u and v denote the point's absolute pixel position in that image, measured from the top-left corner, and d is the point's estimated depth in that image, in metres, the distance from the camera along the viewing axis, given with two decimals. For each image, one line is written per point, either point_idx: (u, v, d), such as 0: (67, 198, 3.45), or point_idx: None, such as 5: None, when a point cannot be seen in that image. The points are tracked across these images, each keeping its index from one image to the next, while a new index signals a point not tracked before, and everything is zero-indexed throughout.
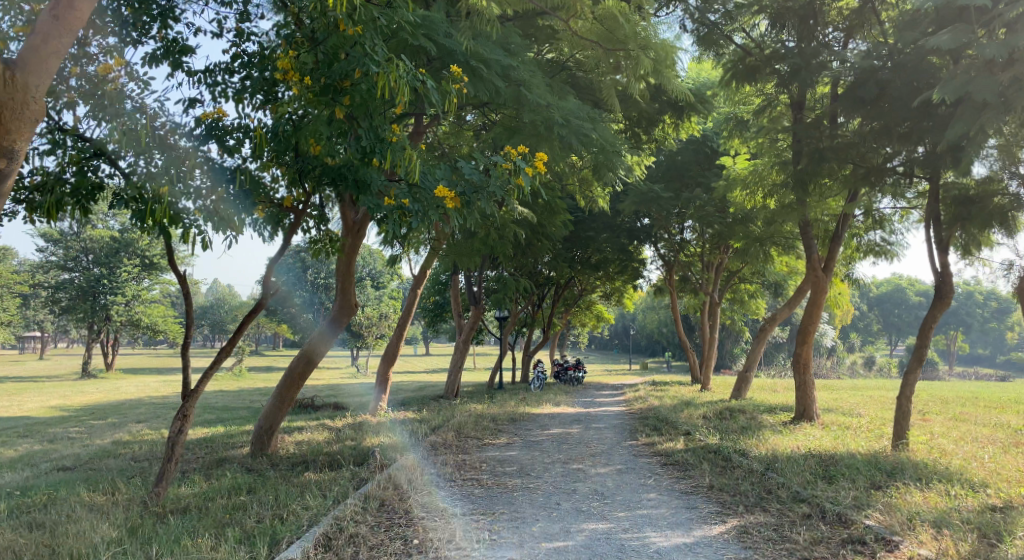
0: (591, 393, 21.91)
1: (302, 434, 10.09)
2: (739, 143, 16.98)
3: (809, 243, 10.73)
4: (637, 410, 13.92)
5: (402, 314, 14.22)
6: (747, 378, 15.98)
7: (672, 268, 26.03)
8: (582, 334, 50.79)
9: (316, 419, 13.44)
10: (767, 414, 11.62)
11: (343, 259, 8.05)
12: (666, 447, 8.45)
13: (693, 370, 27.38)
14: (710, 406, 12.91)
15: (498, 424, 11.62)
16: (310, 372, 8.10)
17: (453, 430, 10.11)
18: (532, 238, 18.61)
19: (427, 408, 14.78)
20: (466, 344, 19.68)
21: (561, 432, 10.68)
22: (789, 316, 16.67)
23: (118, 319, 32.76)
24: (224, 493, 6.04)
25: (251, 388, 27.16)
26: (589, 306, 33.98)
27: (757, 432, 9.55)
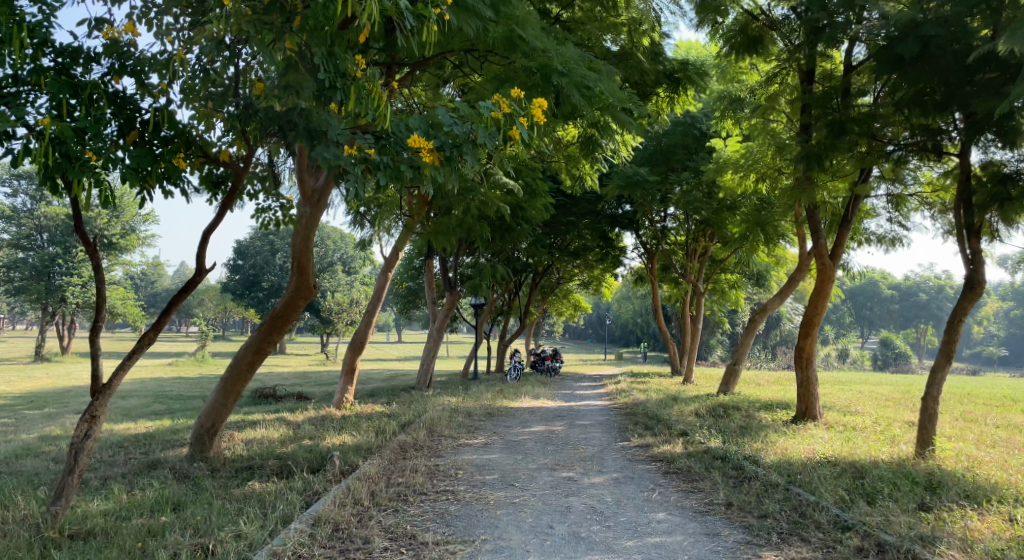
0: (569, 384, 20.99)
1: (254, 432, 8.99)
2: (731, 124, 16.12)
3: (816, 226, 9.83)
4: (622, 406, 13.04)
5: (371, 299, 13.10)
6: (736, 371, 15.16)
7: (654, 256, 25.27)
8: (558, 324, 49.91)
9: (275, 412, 12.32)
10: (765, 412, 10.78)
11: (299, 232, 6.88)
12: (664, 451, 7.56)
13: (674, 361, 26.65)
14: (703, 402, 12.06)
15: (474, 421, 10.63)
16: (259, 364, 6.95)
17: (425, 428, 9.11)
18: (512, 221, 17.57)
19: (398, 400, 13.74)
20: (441, 332, 18.64)
21: (545, 431, 9.74)
22: (780, 307, 15.86)
23: (74, 302, 31.16)
24: (145, 510, 4.99)
25: (213, 375, 25.85)
26: (566, 294, 33.08)
27: (761, 434, 8.69)
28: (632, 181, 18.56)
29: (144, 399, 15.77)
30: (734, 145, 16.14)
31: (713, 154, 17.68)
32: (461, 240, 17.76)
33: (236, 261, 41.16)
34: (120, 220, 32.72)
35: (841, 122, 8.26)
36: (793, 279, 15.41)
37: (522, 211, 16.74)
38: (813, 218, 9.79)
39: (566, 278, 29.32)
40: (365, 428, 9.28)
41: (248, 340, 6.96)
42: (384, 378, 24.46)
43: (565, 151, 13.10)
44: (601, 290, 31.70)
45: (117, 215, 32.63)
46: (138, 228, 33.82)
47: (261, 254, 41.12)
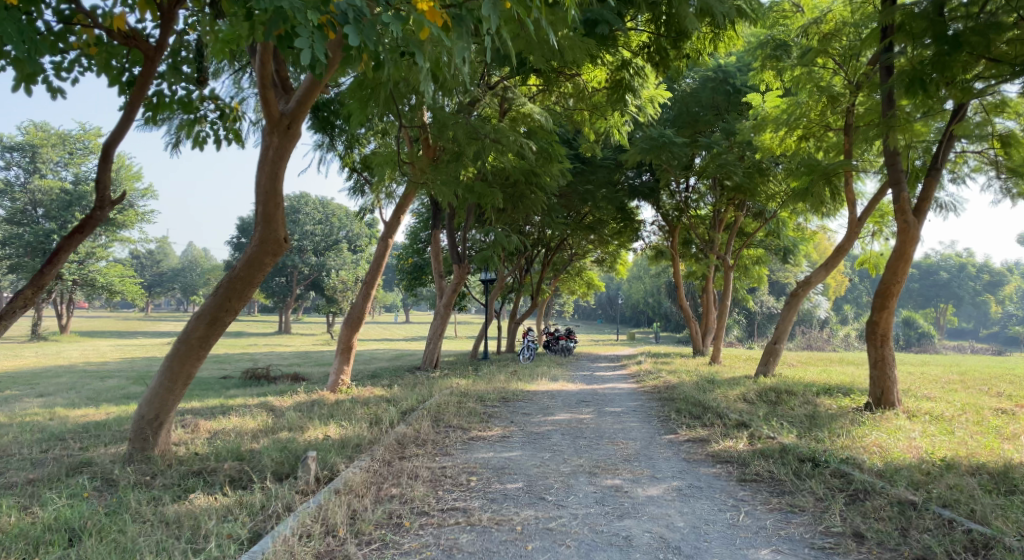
0: (588, 365, 19.42)
1: (222, 424, 7.50)
2: (772, 74, 14.51)
3: (898, 174, 8.21)
4: (654, 389, 11.52)
5: (369, 268, 11.53)
6: (778, 351, 13.60)
7: (675, 228, 23.76)
8: (568, 304, 48.09)
9: (259, 396, 10.81)
10: (827, 397, 9.21)
11: (264, 168, 5.32)
12: (729, 450, 6.03)
13: (696, 341, 25.11)
14: (750, 384, 10.52)
15: (487, 407, 9.10)
16: (216, 337, 5.41)
17: (429, 418, 7.58)
18: (525, 187, 15.88)
19: (402, 383, 12.26)
20: (449, 308, 17.13)
21: (573, 420, 8.18)
22: (825, 278, 14.23)
23: (70, 279, 30.03)
24: (21, 550, 3.52)
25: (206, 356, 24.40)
26: (579, 272, 31.50)
27: (841, 426, 7.12)
28: (657, 144, 16.90)
29: (123, 382, 14.28)
30: (773, 100, 14.58)
31: (751, 111, 15.97)
32: (471, 206, 16.11)
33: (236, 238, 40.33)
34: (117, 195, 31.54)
35: (958, 33, 6.56)
36: (841, 246, 13.77)
37: (535, 175, 15.14)
38: (897, 164, 8.15)
39: (580, 253, 27.75)
40: (356, 418, 7.75)
41: (200, 308, 5.40)
42: (389, 358, 23.05)
43: (590, 97, 11.53)
44: (616, 266, 30.11)
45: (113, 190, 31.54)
46: (135, 203, 32.57)
47: None
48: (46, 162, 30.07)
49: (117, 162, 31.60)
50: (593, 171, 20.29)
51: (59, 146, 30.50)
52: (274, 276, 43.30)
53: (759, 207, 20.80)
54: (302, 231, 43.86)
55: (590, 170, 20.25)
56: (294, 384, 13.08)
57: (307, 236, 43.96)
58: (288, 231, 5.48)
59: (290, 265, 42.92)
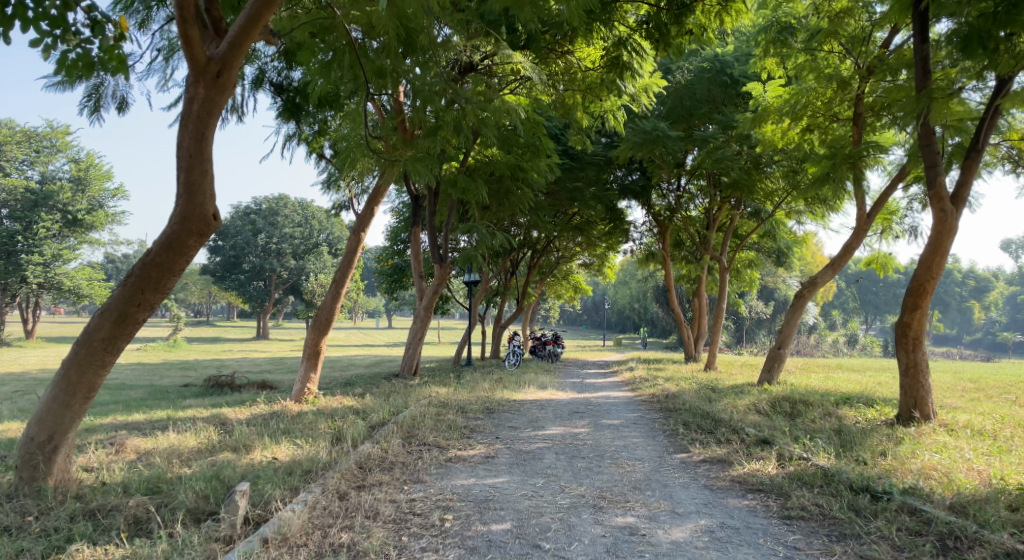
0: (576, 372, 18.36)
1: (156, 443, 6.39)
2: (774, 61, 13.67)
3: (934, 156, 7.28)
4: (652, 398, 10.52)
5: (340, 266, 10.44)
6: (781, 356, 12.72)
7: (665, 230, 22.94)
8: (554, 311, 46.93)
9: (215, 407, 9.69)
10: (849, 408, 8.24)
11: (186, 127, 4.32)
12: (756, 475, 5.03)
13: (688, 346, 24.22)
14: (760, 393, 9.53)
15: (469, 420, 8.06)
16: (127, 337, 4.37)
17: (400, 435, 6.53)
18: (511, 181, 14.74)
19: (375, 393, 11.14)
20: (430, 312, 16.05)
21: (568, 435, 7.15)
22: (829, 280, 13.30)
23: (35, 282, 28.47)
24: None
25: (173, 362, 23.12)
26: (566, 275, 30.47)
27: (877, 443, 6.17)
28: (651, 137, 16.01)
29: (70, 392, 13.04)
30: (775, 89, 13.77)
31: (750, 102, 15.09)
32: (454, 201, 15.01)
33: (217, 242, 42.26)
34: (85, 195, 30.17)
35: None
36: (848, 244, 12.91)
37: (523, 168, 14.16)
38: (933, 143, 7.21)
39: (567, 256, 26.80)
40: (316, 434, 6.68)
41: (107, 302, 4.37)
42: (367, 364, 21.93)
43: (582, 80, 10.63)
44: (604, 270, 29.15)
45: (82, 190, 30.21)
46: (106, 204, 31.19)
47: (242, 234, 41.67)
48: (11, 160, 28.75)
49: (87, 161, 30.26)
50: (582, 168, 19.10)
51: (25, 144, 29.12)
52: (252, 280, 41.93)
53: (755, 206, 19.95)
54: (280, 233, 42.52)
55: (580, 167, 19.06)
56: (259, 393, 11.95)
57: (286, 239, 42.68)
58: (218, 207, 4.46)
59: (268, 268, 41.67)
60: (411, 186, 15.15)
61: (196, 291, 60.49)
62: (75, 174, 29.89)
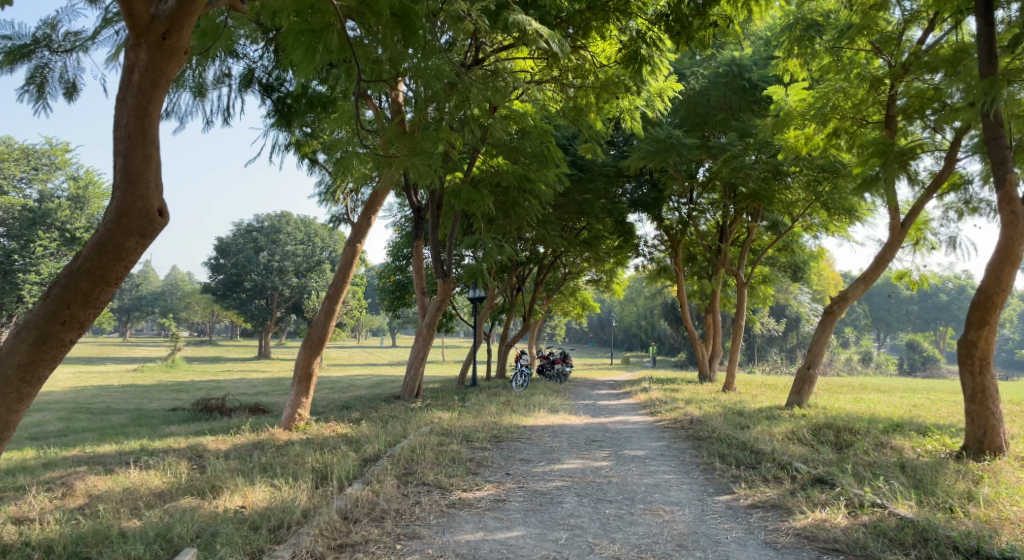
0: (587, 393, 17.48)
1: (112, 483, 5.52)
2: (797, 62, 12.96)
3: (1001, 151, 6.48)
4: (674, 424, 9.64)
5: (334, 280, 9.61)
6: (811, 377, 11.81)
7: (677, 244, 22.08)
8: (560, 329, 45.95)
9: (198, 436, 8.84)
10: (902, 438, 7.35)
11: (130, 104, 4.08)
12: (826, 527, 4.17)
13: (703, 365, 23.27)
14: (797, 420, 8.62)
15: (475, 452, 7.16)
16: (63, 346, 4.02)
17: (397, 473, 5.68)
18: (517, 194, 13.88)
19: (372, 419, 10.23)
20: (432, 330, 15.16)
21: (586, 471, 6.25)
22: (861, 294, 12.39)
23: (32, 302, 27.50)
24: None
25: (167, 384, 22.22)
26: (573, 292, 29.60)
27: (953, 482, 5.28)
28: (665, 145, 15.23)
29: (47, 418, 12.16)
30: (799, 93, 13.02)
31: (771, 107, 14.30)
32: (458, 212, 14.18)
33: (219, 260, 41.78)
34: (84, 213, 29.63)
35: None
36: (881, 256, 12.06)
37: (530, 179, 13.37)
38: (1001, 137, 6.42)
39: (574, 271, 26.00)
40: (301, 471, 5.83)
41: (38, 309, 4.00)
42: (369, 386, 21.08)
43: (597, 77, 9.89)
44: (612, 287, 28.27)
45: (80, 208, 29.74)
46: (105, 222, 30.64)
47: (244, 253, 41.54)
48: (8, 178, 28.17)
49: (85, 179, 29.74)
50: (591, 179, 18.33)
51: (23, 161, 28.58)
52: (253, 298, 41.15)
53: (773, 219, 19.09)
54: (283, 251, 41.98)
55: (589, 178, 18.27)
56: (248, 418, 11.09)
57: (288, 257, 42.04)
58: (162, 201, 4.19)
59: (269, 286, 40.97)
60: (413, 197, 14.38)
61: (197, 310, 59.71)
62: (73, 192, 29.38)
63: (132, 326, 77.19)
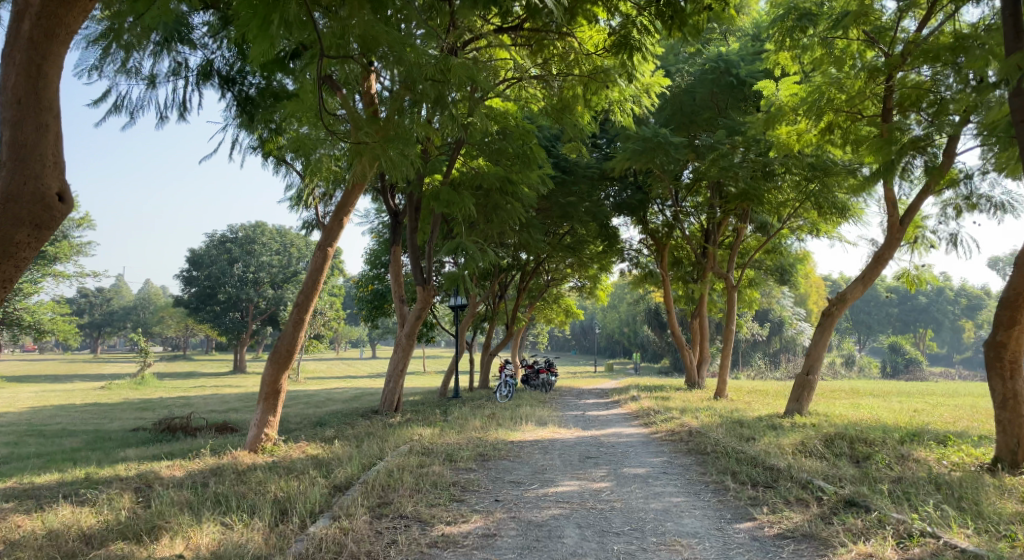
0: (574, 403, 16.82)
1: (36, 526, 4.77)
2: (788, 55, 12.45)
3: None
4: (672, 436, 8.99)
5: (303, 288, 8.87)
6: (811, 383, 11.30)
7: (663, 247, 21.48)
8: (542, 337, 45.29)
9: (154, 462, 8.03)
10: (925, 449, 6.75)
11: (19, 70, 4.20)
12: None
13: (691, 372, 22.71)
14: (806, 431, 7.99)
15: (460, 474, 6.45)
16: None
17: (371, 504, 4.99)
18: (499, 197, 13.16)
19: (347, 437, 9.45)
20: (411, 339, 14.39)
21: (585, 495, 5.57)
22: (860, 295, 11.82)
23: None
24: None
25: (134, 401, 21.21)
26: (556, 299, 28.97)
27: (999, 502, 4.69)
28: (652, 144, 14.63)
29: None
30: (789, 87, 12.49)
31: (761, 102, 13.76)
32: (437, 216, 13.44)
33: (192, 272, 40.69)
34: None
35: None
36: (879, 255, 11.56)
37: (512, 181, 12.71)
38: None
39: (558, 278, 25.37)
40: (261, 503, 5.12)
41: None
42: (346, 399, 20.23)
43: (583, 66, 9.26)
44: (596, 293, 27.63)
45: None
46: (71, 234, 29.58)
47: (217, 264, 40.40)
48: None
49: None
50: (575, 181, 17.66)
51: None
52: (228, 311, 40.05)
53: (760, 220, 18.63)
54: (258, 262, 40.99)
55: (573, 181, 17.61)
56: (213, 439, 10.27)
57: (264, 268, 41.03)
58: (61, 184, 4.31)
59: (244, 299, 39.90)
60: (389, 200, 13.67)
61: (172, 325, 58.39)
62: None
63: (103, 341, 75.18)
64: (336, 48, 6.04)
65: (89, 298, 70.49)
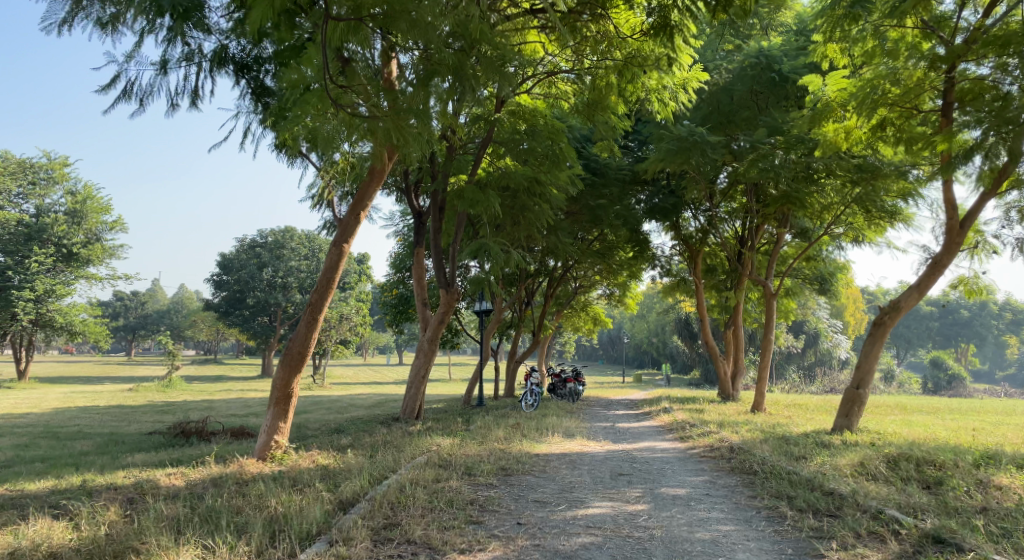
0: (603, 414, 16.11)
1: (5, 543, 4.27)
2: (837, 47, 11.68)
3: None
4: (713, 452, 8.28)
5: (317, 287, 8.36)
6: (861, 398, 10.53)
7: (696, 254, 20.65)
8: (570, 346, 44.52)
9: (156, 469, 7.53)
10: (1005, 475, 6.00)
11: None
12: None
13: (724, 384, 21.81)
14: (864, 451, 7.25)
15: (480, 491, 5.85)
16: None
17: (379, 526, 4.43)
18: (526, 198, 12.56)
19: (362, 447, 8.88)
20: (433, 345, 13.82)
21: (619, 520, 4.93)
22: (914, 304, 10.96)
23: (26, 319, 26.44)
24: None
25: (154, 404, 20.86)
26: (584, 306, 28.21)
27: None
28: (687, 144, 13.89)
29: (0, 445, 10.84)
30: (837, 81, 11.73)
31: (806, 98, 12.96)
32: (462, 216, 12.84)
33: (221, 275, 40.75)
34: (81, 228, 28.60)
35: None
36: (938, 261, 10.73)
37: (540, 181, 12.05)
38: None
39: (586, 284, 24.68)
40: (257, 521, 4.58)
41: None
42: (368, 406, 19.72)
43: (620, 51, 8.64)
44: (626, 301, 26.82)
45: (77, 223, 28.67)
46: (104, 237, 29.60)
47: (246, 268, 40.37)
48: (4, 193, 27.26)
49: (84, 193, 28.81)
50: (605, 183, 16.98)
51: (20, 176, 27.63)
52: (257, 315, 40.00)
53: (801, 226, 17.75)
54: (286, 267, 40.88)
55: (604, 183, 16.94)
56: (223, 446, 9.77)
57: (292, 273, 40.96)
58: None
59: (272, 303, 39.78)
60: (414, 200, 13.16)
61: (202, 328, 58.69)
62: (70, 206, 28.35)
63: (136, 343, 75.86)
64: (347, 15, 5.57)
65: (124, 301, 72.03)
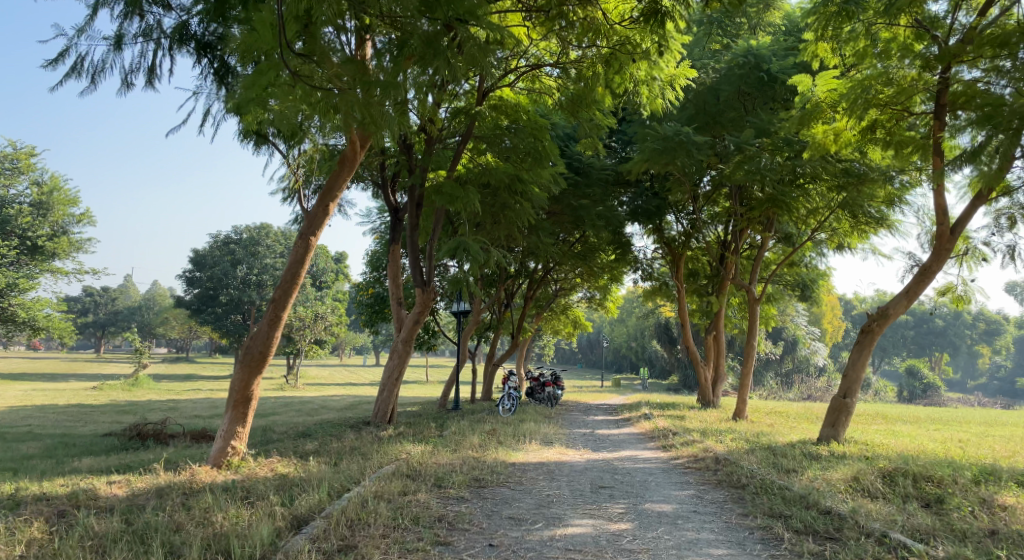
0: (582, 420, 15.67)
1: None
2: (828, 46, 11.35)
3: None
4: (697, 463, 7.86)
5: (281, 282, 7.84)
6: (848, 407, 10.18)
7: (678, 258, 20.32)
8: (549, 349, 44.07)
9: (100, 477, 6.96)
10: (1008, 493, 5.66)
11: None
12: None
13: (704, 390, 21.46)
14: (856, 464, 6.88)
15: (450, 506, 5.38)
16: None
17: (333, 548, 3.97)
18: (507, 195, 12.09)
19: (327, 454, 8.35)
20: (407, 346, 13.29)
21: (601, 542, 4.49)
22: (902, 310, 10.65)
23: None
24: None
25: (117, 404, 20.04)
26: (564, 309, 27.80)
27: None
28: (673, 143, 13.51)
29: None
30: (828, 82, 11.40)
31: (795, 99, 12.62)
32: (439, 213, 12.32)
33: (194, 272, 39.81)
34: (47, 220, 27.71)
35: None
36: (927, 268, 10.44)
37: (522, 179, 11.52)
38: None
39: (566, 287, 24.28)
40: (195, 541, 4.08)
41: None
42: (340, 408, 19.08)
43: (607, 40, 8.18)
44: (606, 304, 26.45)
45: (43, 215, 27.72)
46: (70, 230, 28.67)
47: (220, 265, 39.47)
48: None
49: (50, 185, 27.90)
50: (589, 183, 16.58)
51: None
52: (230, 313, 39.08)
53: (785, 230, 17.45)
54: (261, 264, 40.06)
55: (586, 183, 16.54)
56: (180, 450, 9.18)
57: (267, 270, 40.12)
58: None
59: (245, 301, 38.90)
60: (390, 196, 12.65)
61: (175, 326, 57.48)
62: (36, 198, 27.48)
63: (106, 341, 74.20)
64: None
65: (95, 297, 70.55)
